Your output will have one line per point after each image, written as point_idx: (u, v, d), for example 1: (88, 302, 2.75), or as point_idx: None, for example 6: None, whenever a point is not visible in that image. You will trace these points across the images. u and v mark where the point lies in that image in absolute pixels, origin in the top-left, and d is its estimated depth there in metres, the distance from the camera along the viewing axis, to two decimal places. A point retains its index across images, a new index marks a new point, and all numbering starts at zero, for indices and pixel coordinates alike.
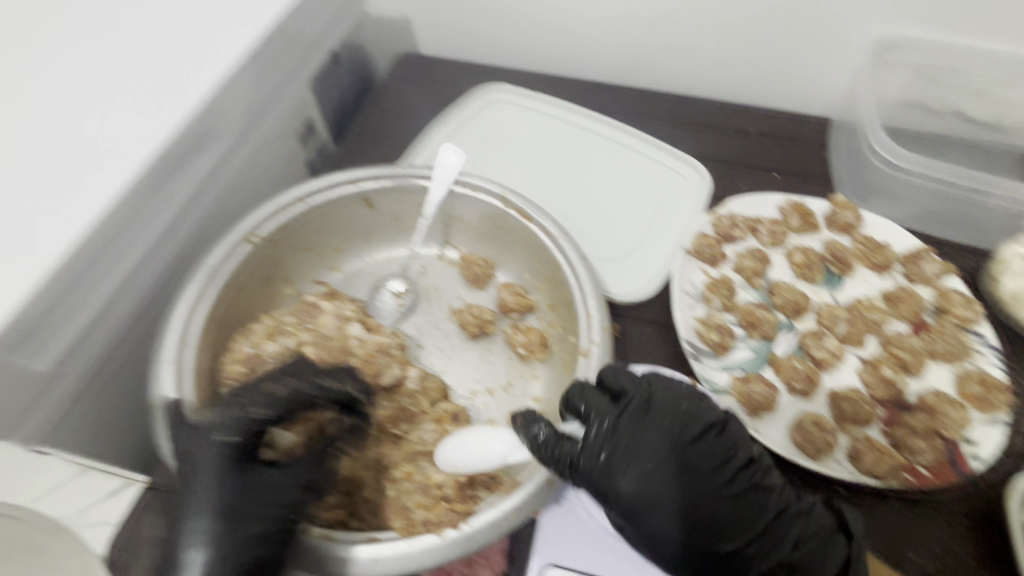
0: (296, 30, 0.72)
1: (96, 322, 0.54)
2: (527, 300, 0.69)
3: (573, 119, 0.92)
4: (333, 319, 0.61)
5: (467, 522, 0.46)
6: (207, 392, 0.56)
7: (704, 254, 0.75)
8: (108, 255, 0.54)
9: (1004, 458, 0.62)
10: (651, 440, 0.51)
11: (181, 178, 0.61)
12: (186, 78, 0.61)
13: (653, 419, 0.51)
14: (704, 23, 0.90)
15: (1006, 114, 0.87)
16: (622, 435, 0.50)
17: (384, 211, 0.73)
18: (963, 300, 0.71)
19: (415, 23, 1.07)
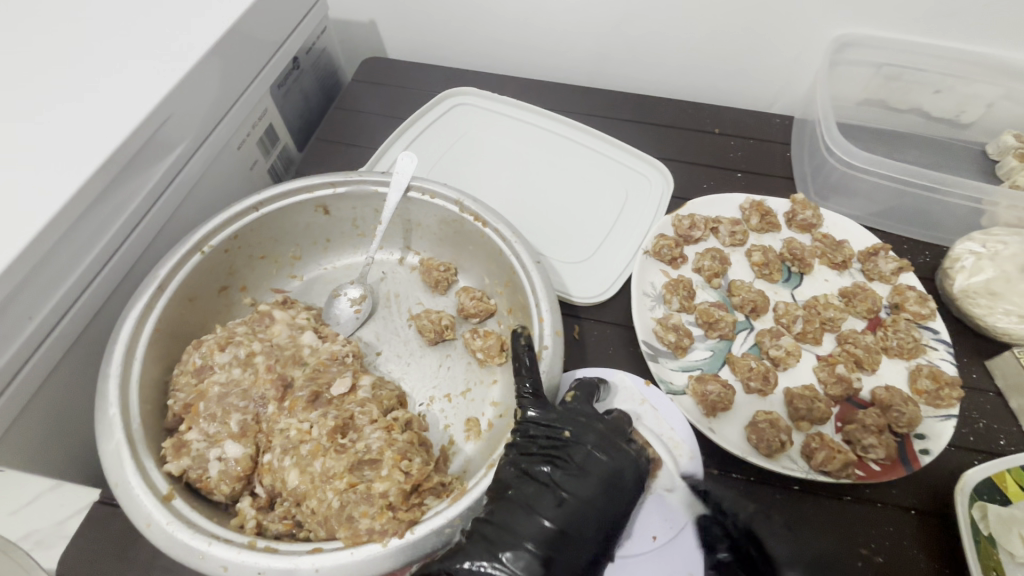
0: (251, 36, 0.71)
1: (42, 336, 0.53)
2: (486, 304, 0.69)
3: (536, 122, 0.93)
4: (284, 329, 0.62)
5: (411, 530, 0.46)
6: (156, 404, 0.56)
7: (664, 255, 0.75)
8: (54, 267, 0.53)
9: (953, 452, 0.63)
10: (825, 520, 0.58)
11: (132, 187, 0.60)
12: (135, 87, 0.60)
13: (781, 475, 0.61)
14: (667, 25, 0.90)
15: (962, 111, 0.89)
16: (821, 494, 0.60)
17: (341, 217, 0.73)
18: (917, 297, 0.72)
19: (381, 28, 1.06)
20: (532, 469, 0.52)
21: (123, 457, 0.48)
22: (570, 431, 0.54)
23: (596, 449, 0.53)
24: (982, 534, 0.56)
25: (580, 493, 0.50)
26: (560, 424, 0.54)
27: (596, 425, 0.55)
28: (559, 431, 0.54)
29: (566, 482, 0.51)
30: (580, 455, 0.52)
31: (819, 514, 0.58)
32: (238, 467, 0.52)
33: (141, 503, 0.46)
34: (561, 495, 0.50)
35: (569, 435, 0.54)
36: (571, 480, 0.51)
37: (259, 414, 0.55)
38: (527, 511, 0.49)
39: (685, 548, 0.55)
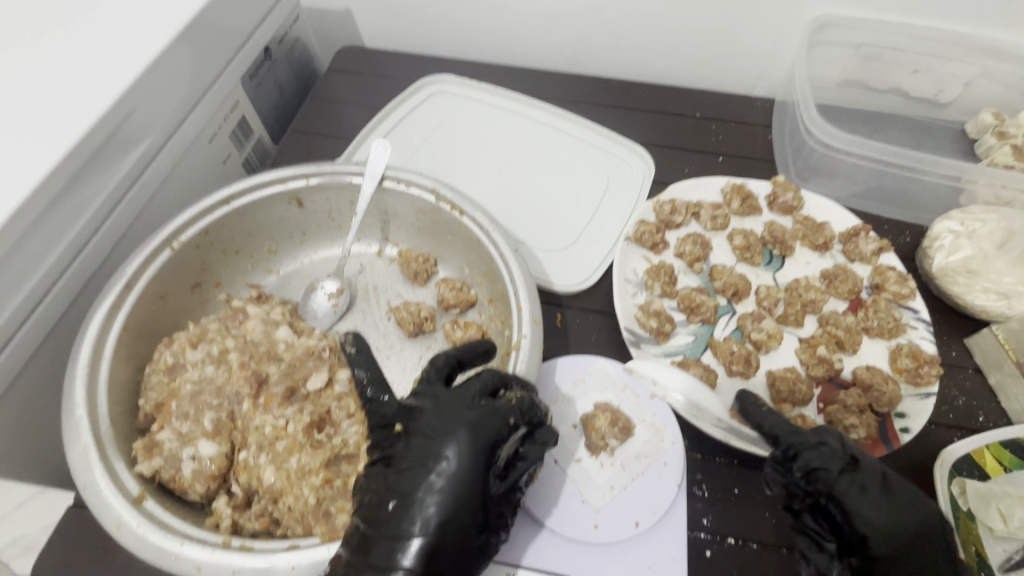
0: (217, 26, 0.69)
1: (5, 338, 0.52)
2: (466, 295, 0.68)
3: (516, 109, 0.91)
4: (259, 324, 0.60)
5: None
6: (127, 405, 0.54)
7: (645, 241, 0.75)
8: (14, 268, 0.51)
9: (934, 429, 0.64)
10: (886, 507, 0.49)
11: (95, 183, 0.58)
12: (93, 79, 0.57)
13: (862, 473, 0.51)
14: (645, 9, 0.89)
15: (941, 91, 0.89)
16: (863, 489, 0.50)
17: (315, 209, 0.72)
18: (898, 277, 0.72)
19: (356, 17, 1.04)
20: (372, 472, 0.47)
21: (91, 459, 0.47)
22: (401, 424, 0.49)
23: (424, 432, 0.47)
24: (961, 511, 0.57)
25: (419, 485, 0.44)
26: (391, 419, 0.50)
27: (479, 406, 0.48)
28: (394, 425, 0.49)
29: (407, 478, 0.45)
30: (413, 445, 0.47)
31: (880, 500, 0.49)
32: (212, 466, 0.50)
33: (110, 505, 0.45)
34: (412, 482, 0.45)
35: (401, 429, 0.49)
36: (404, 475, 0.45)
37: (233, 411, 0.54)
38: (378, 512, 0.44)
39: (667, 533, 0.54)
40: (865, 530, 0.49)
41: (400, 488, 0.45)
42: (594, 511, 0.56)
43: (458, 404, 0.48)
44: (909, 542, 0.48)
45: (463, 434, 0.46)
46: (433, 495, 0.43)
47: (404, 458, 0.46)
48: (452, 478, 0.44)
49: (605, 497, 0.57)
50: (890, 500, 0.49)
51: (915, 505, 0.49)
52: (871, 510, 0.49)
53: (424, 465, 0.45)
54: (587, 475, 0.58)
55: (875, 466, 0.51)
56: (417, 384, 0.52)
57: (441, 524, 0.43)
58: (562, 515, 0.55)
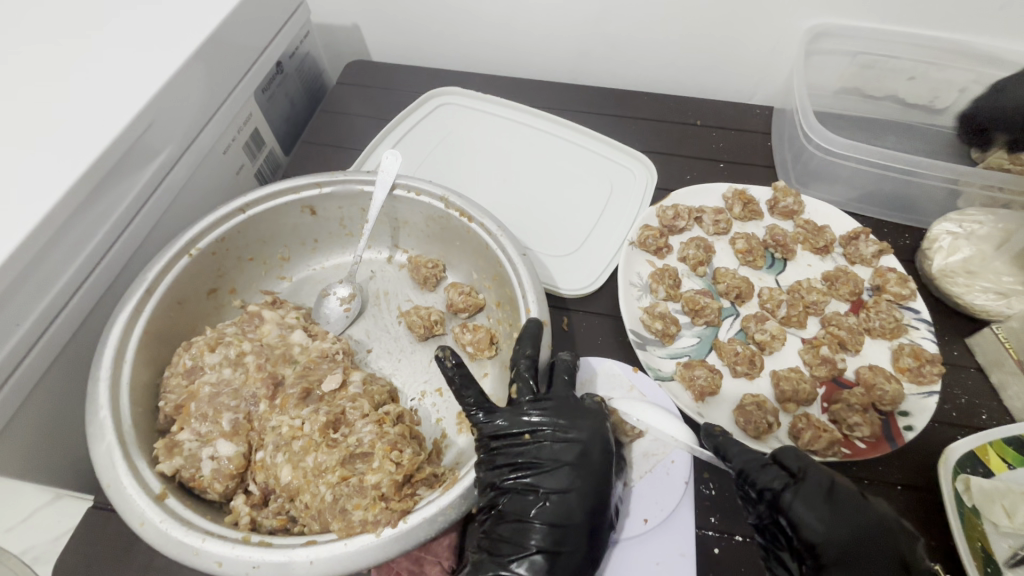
0: (232, 41, 0.71)
1: (31, 342, 0.54)
2: (475, 299, 0.70)
3: (520, 119, 0.94)
4: (274, 328, 0.63)
5: (404, 518, 0.46)
6: (147, 407, 0.56)
7: (649, 246, 0.76)
8: (40, 275, 0.53)
9: (937, 427, 0.64)
10: (827, 514, 0.49)
11: (116, 195, 0.60)
12: (117, 93, 0.60)
13: (805, 485, 0.50)
14: (645, 21, 0.92)
15: (937, 97, 0.91)
16: (803, 498, 0.49)
17: (328, 217, 0.74)
18: (898, 278, 0.73)
19: (364, 31, 1.07)
20: (506, 475, 0.52)
21: (115, 458, 0.48)
22: (529, 435, 0.54)
23: (556, 437, 0.54)
24: (966, 507, 0.57)
25: (560, 487, 0.52)
26: (517, 429, 0.54)
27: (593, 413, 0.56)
28: (520, 433, 0.54)
29: (545, 476, 0.52)
30: (544, 448, 0.53)
31: (818, 507, 0.49)
32: (231, 465, 0.52)
33: (135, 502, 0.46)
34: (551, 486, 0.52)
35: (528, 438, 0.54)
36: (546, 475, 0.52)
37: (251, 412, 0.56)
38: (527, 511, 0.51)
39: (675, 530, 0.55)
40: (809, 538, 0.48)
41: (543, 486, 0.52)
42: None
43: (578, 414, 0.55)
44: (854, 550, 0.47)
45: (593, 442, 0.54)
46: (576, 494, 0.51)
47: (541, 461, 0.53)
48: (590, 479, 0.52)
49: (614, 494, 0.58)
50: (834, 510, 0.49)
51: (860, 509, 0.48)
52: (812, 518, 0.49)
53: (563, 467, 0.52)
54: None
55: (821, 476, 0.50)
56: (513, 395, 0.57)
57: (588, 517, 0.51)
58: None
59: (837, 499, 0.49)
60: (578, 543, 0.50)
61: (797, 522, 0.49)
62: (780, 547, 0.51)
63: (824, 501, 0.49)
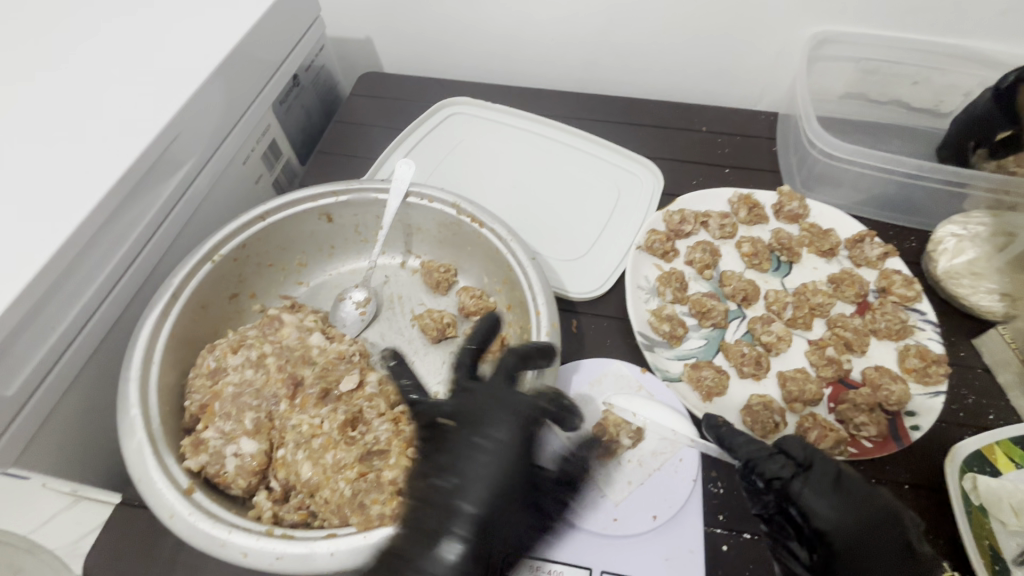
0: (251, 57, 0.74)
1: (65, 345, 0.56)
2: (486, 302, 0.72)
3: (528, 127, 0.96)
4: (294, 331, 0.64)
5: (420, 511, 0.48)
6: (174, 406, 0.58)
7: (656, 250, 0.78)
8: (74, 280, 0.56)
9: (945, 428, 0.65)
10: (837, 501, 0.49)
11: (146, 203, 0.63)
12: (146, 109, 0.63)
13: (813, 473, 0.51)
14: (651, 31, 0.94)
15: (942, 101, 0.92)
16: (812, 486, 0.50)
17: (344, 224, 0.76)
18: (904, 280, 0.74)
19: (377, 44, 1.10)
20: (428, 455, 0.52)
21: (145, 454, 0.50)
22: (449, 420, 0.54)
23: (477, 424, 0.53)
24: (974, 505, 0.58)
25: (470, 471, 0.50)
26: (437, 415, 0.54)
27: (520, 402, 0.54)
28: (440, 418, 0.54)
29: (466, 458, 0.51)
30: (466, 434, 0.52)
31: (829, 494, 0.49)
32: (253, 462, 0.54)
33: (164, 496, 0.48)
34: (457, 473, 0.50)
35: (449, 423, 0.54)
36: (467, 455, 0.51)
37: (272, 411, 0.58)
38: (429, 498, 0.49)
39: (684, 527, 0.57)
40: (820, 525, 0.49)
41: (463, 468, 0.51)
42: (613, 505, 0.58)
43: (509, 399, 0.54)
44: (863, 533, 0.48)
45: (507, 430, 0.52)
46: (485, 479, 0.50)
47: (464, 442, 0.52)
48: (496, 466, 0.50)
49: (623, 491, 0.59)
50: (842, 497, 0.49)
51: (868, 496, 0.49)
52: (822, 504, 0.49)
53: (474, 453, 0.51)
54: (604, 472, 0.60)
55: (829, 464, 0.51)
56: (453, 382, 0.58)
57: (490, 503, 0.49)
58: (583, 509, 0.58)
59: (844, 486, 0.50)
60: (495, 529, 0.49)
61: (807, 510, 0.49)
62: (791, 537, 0.52)
63: (832, 488, 0.50)
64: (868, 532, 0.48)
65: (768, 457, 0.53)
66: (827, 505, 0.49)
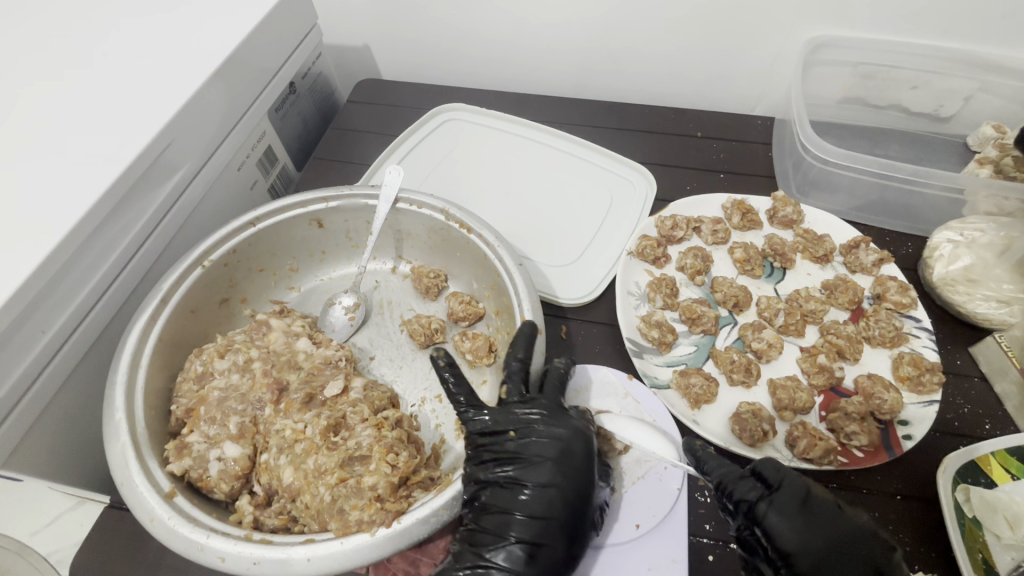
0: (246, 64, 0.75)
1: (55, 349, 0.57)
2: (474, 307, 0.72)
3: (522, 133, 0.96)
4: (281, 336, 0.66)
5: (398, 518, 0.48)
6: (160, 410, 0.59)
7: (647, 255, 0.77)
8: (64, 287, 0.57)
9: (939, 437, 0.64)
10: (801, 525, 0.49)
11: (138, 209, 0.64)
12: (139, 116, 0.64)
13: (781, 496, 0.51)
14: (645, 38, 0.94)
15: (941, 105, 0.90)
16: (780, 508, 0.50)
17: (335, 230, 0.77)
18: (899, 287, 0.73)
19: (375, 51, 1.11)
20: (493, 469, 0.54)
21: (128, 457, 0.51)
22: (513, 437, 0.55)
23: (540, 434, 0.55)
24: (967, 517, 0.56)
25: (538, 483, 0.53)
26: (505, 428, 0.56)
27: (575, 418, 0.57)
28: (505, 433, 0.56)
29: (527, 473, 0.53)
30: (527, 446, 0.55)
31: (794, 517, 0.50)
32: (236, 467, 0.55)
33: (145, 500, 0.49)
34: (524, 487, 0.53)
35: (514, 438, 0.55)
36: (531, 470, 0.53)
37: (256, 416, 0.59)
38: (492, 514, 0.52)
39: (666, 535, 0.56)
40: (785, 547, 0.49)
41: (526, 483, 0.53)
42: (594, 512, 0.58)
43: (563, 414, 0.57)
44: (829, 554, 0.48)
45: (583, 445, 0.55)
46: (557, 494, 0.52)
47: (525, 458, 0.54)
48: (562, 483, 0.53)
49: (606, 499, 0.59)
50: (808, 519, 0.50)
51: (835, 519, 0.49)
52: (786, 527, 0.49)
53: (546, 463, 0.53)
54: None
55: (798, 483, 0.51)
56: (502, 395, 0.59)
57: (569, 514, 0.52)
58: None
59: (811, 507, 0.50)
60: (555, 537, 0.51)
61: (771, 532, 0.50)
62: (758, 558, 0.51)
63: (798, 510, 0.50)
64: (832, 552, 0.48)
65: (737, 478, 0.53)
66: (791, 527, 0.49)
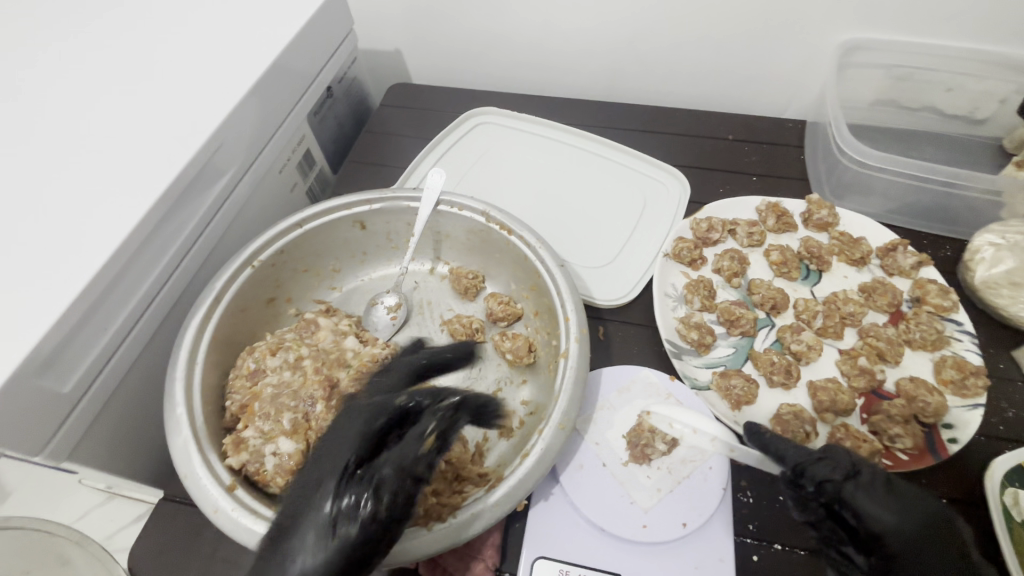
0: (288, 70, 0.77)
1: (115, 346, 0.59)
2: (513, 308, 0.73)
3: (553, 136, 0.97)
4: (329, 334, 0.67)
5: (454, 514, 0.50)
6: (215, 406, 0.61)
7: (683, 257, 0.78)
8: (124, 284, 0.59)
9: (984, 441, 0.64)
10: (894, 506, 0.48)
11: (189, 210, 0.66)
12: (191, 120, 0.66)
13: (867, 477, 0.50)
14: (676, 42, 0.95)
15: (976, 108, 0.90)
16: (867, 488, 0.49)
17: (376, 231, 0.78)
18: (939, 290, 0.73)
19: (405, 56, 1.13)
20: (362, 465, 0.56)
21: (191, 451, 0.53)
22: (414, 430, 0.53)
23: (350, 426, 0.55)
24: (1015, 521, 0.56)
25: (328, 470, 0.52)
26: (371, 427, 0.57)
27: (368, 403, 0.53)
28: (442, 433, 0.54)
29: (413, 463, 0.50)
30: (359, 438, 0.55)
31: (884, 499, 0.49)
32: (291, 461, 0.56)
33: (208, 492, 0.51)
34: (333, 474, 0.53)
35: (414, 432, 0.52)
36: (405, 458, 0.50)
37: (308, 412, 0.59)
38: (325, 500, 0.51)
39: (713, 534, 0.57)
40: (876, 528, 0.48)
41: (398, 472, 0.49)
42: (642, 511, 0.58)
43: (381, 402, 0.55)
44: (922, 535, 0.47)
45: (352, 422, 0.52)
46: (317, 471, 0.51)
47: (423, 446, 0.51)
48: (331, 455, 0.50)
49: (652, 499, 0.59)
50: (899, 500, 0.49)
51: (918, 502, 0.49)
52: (881, 509, 0.48)
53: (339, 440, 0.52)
54: (633, 478, 0.60)
55: (880, 469, 0.51)
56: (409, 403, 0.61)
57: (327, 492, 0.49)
58: (612, 515, 0.58)
59: (899, 490, 0.49)
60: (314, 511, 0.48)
61: (863, 514, 0.49)
62: (843, 542, 0.52)
63: (887, 491, 0.49)
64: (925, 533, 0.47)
65: (816, 460, 0.52)
66: (885, 509, 0.48)
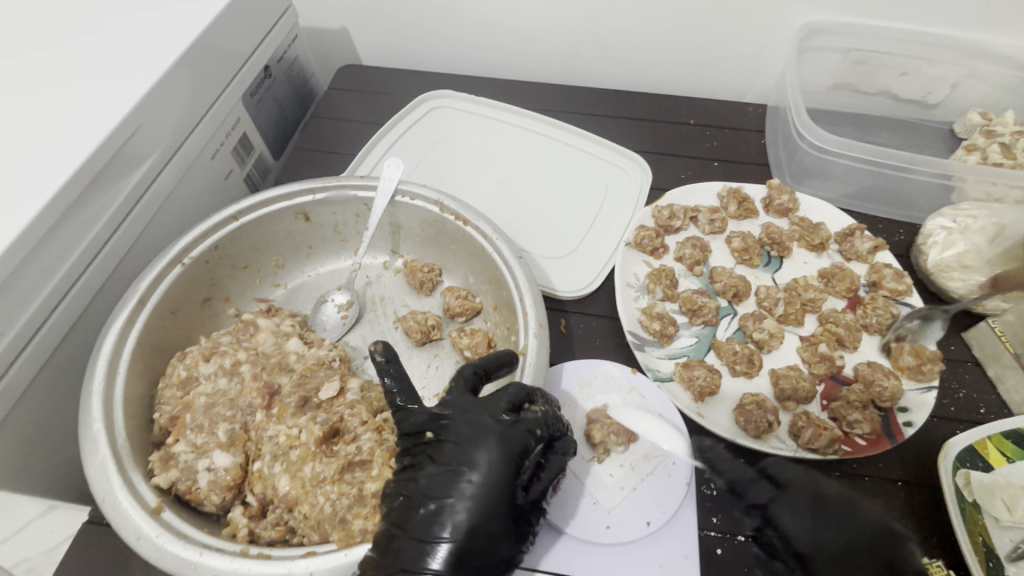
0: (215, 50, 0.70)
1: (13, 355, 0.53)
2: (471, 302, 0.70)
3: (512, 121, 0.94)
4: (270, 336, 0.63)
5: (345, 550, 0.45)
6: (142, 420, 0.55)
7: (646, 246, 0.76)
8: (23, 284, 0.52)
9: (937, 422, 0.64)
10: (810, 523, 0.50)
11: (103, 201, 0.60)
12: (101, 100, 0.59)
13: (798, 503, 0.52)
14: (636, 23, 0.92)
15: (929, 92, 0.91)
16: (782, 509, 0.52)
17: (322, 224, 0.73)
18: (894, 274, 0.73)
19: (354, 35, 1.06)
20: (412, 472, 0.47)
21: (110, 471, 0.48)
22: (449, 427, 0.48)
23: (451, 439, 0.48)
24: (967, 502, 0.57)
25: (445, 492, 0.45)
26: (422, 427, 0.50)
27: (499, 419, 0.49)
28: (424, 432, 0.49)
29: (455, 454, 0.47)
30: (450, 445, 0.47)
31: (804, 515, 0.51)
32: (227, 476, 0.52)
33: (130, 516, 0.46)
34: (437, 492, 0.45)
35: (443, 433, 0.48)
36: (463, 456, 0.46)
37: (247, 422, 0.55)
38: (409, 512, 0.45)
39: (678, 532, 0.55)
40: (798, 547, 0.50)
41: (570, 448, 0.53)
42: (605, 511, 0.57)
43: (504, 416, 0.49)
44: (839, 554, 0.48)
45: (496, 442, 0.47)
46: (464, 500, 0.44)
47: (553, 431, 0.51)
48: (486, 479, 0.45)
49: (616, 498, 0.57)
50: (820, 518, 0.50)
51: (855, 517, 0.50)
52: (797, 527, 0.50)
53: (457, 469, 0.46)
54: (597, 477, 0.59)
55: (808, 484, 0.53)
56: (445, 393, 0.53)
57: (482, 508, 0.44)
58: (574, 517, 0.56)
59: (823, 507, 0.51)
60: (478, 531, 0.44)
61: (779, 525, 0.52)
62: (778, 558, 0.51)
63: (809, 511, 0.51)
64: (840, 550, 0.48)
65: (748, 479, 0.56)
66: (803, 527, 0.50)
